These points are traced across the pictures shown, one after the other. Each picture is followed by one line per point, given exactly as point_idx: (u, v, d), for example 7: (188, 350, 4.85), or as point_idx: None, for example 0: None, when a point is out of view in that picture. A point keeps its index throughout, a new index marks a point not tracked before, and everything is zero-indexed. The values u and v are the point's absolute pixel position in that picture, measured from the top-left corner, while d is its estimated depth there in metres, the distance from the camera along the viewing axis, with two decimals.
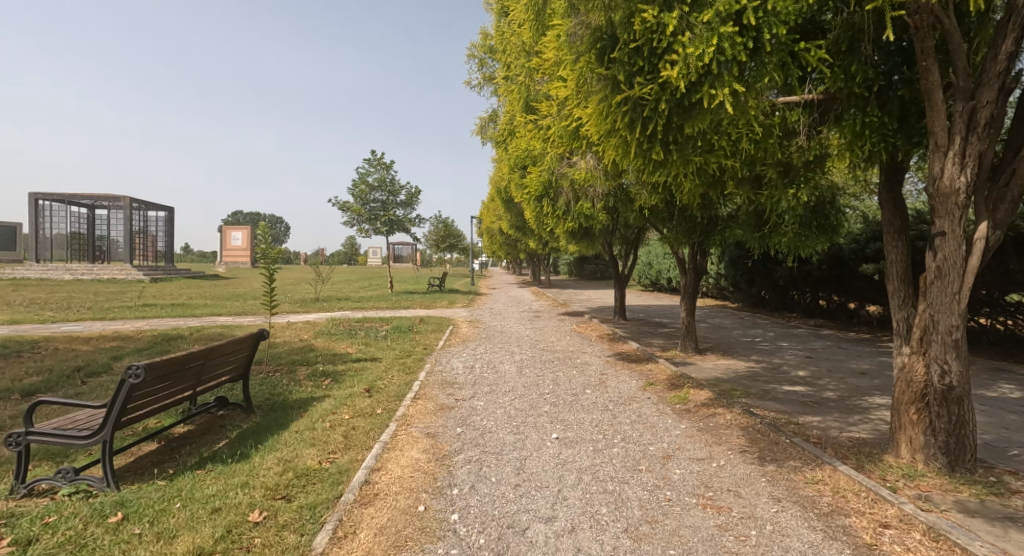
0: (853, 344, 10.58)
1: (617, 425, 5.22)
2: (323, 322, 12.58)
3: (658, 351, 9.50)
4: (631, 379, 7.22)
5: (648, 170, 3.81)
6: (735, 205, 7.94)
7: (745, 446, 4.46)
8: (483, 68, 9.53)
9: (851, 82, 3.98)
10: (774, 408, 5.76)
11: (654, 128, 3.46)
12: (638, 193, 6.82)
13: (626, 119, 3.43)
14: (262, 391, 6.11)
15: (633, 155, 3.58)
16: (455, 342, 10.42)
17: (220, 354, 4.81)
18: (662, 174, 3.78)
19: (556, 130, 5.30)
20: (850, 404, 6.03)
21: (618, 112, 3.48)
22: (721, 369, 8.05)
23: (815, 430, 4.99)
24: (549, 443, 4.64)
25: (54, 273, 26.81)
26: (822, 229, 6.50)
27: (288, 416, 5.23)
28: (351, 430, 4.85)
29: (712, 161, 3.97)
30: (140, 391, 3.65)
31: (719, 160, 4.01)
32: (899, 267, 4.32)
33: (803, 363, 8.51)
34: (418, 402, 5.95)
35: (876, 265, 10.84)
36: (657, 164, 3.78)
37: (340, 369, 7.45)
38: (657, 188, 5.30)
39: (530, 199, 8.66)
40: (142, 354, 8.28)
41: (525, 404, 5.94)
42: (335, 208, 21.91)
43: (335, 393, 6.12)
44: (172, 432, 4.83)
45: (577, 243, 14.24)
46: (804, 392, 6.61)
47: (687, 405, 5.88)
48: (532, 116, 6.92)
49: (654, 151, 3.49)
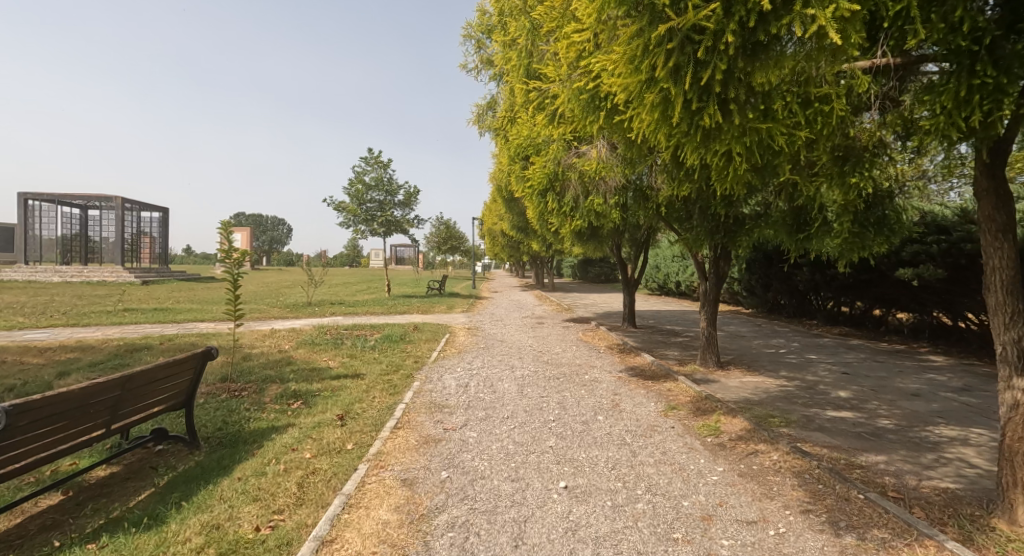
0: (889, 357, 9.59)
1: (639, 467, 4.25)
2: (310, 331, 11.62)
3: (676, 365, 8.52)
4: (649, 402, 6.25)
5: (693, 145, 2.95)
6: (767, 199, 6.97)
7: (807, 505, 3.49)
8: (480, 49, 8.64)
9: (953, 34, 3.04)
10: (826, 444, 4.77)
11: (710, 77, 2.64)
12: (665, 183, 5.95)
13: (670, 61, 2.60)
14: (215, 419, 5.16)
15: (676, 118, 2.74)
16: (450, 354, 9.46)
17: (150, 380, 3.89)
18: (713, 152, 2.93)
19: (570, 106, 4.46)
20: (914, 436, 5.05)
21: (659, 55, 2.65)
22: (749, 389, 7.06)
23: (887, 476, 4.00)
24: (555, 496, 3.68)
25: (42, 275, 25.98)
26: (880, 227, 5.48)
27: (236, 455, 4.27)
28: (308, 476, 3.90)
29: (774, 141, 3.10)
30: (6, 440, 2.72)
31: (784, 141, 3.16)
32: (1004, 275, 3.34)
33: (840, 380, 7.55)
34: (399, 433, 5.01)
35: (914, 270, 9.86)
36: (706, 135, 2.93)
37: (314, 389, 6.51)
38: (688, 177, 4.45)
39: (532, 195, 7.76)
40: (94, 368, 7.35)
41: (526, 436, 4.98)
42: (330, 207, 21.05)
43: (301, 422, 5.18)
44: (86, 479, 3.88)
45: (583, 245, 13.33)
46: (854, 420, 5.62)
47: (719, 439, 4.90)
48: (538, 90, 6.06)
49: (709, 110, 2.67)
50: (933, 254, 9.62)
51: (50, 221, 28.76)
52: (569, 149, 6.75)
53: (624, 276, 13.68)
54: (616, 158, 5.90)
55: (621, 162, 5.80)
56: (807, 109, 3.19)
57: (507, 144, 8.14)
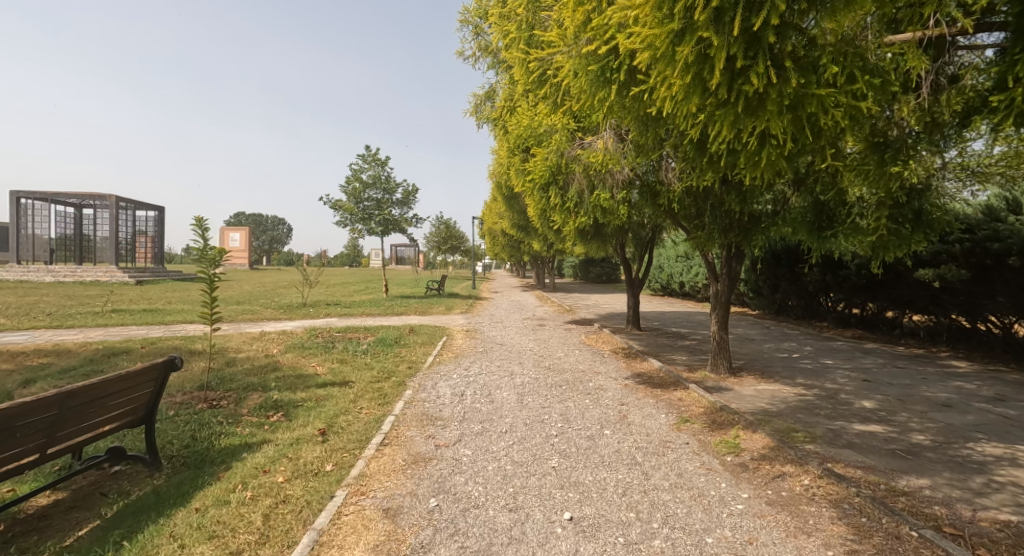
0: (909, 362, 9.10)
1: (653, 493, 3.76)
2: (301, 333, 11.15)
3: (685, 371, 8.03)
4: (659, 414, 5.77)
5: (726, 124, 2.81)
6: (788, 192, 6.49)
7: (852, 544, 2.99)
8: (478, 36, 8.18)
9: None
10: (860, 464, 4.27)
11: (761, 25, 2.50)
12: (682, 173, 5.55)
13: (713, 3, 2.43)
14: (182, 434, 4.67)
15: (717, 72, 2.58)
16: (446, 359, 8.98)
17: (98, 395, 3.42)
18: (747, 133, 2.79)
19: (583, 87, 4.17)
20: (956, 454, 4.55)
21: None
22: (765, 398, 6.57)
23: (936, 505, 3.51)
24: (559, 531, 3.19)
25: (34, 275, 25.53)
26: (917, 225, 4.94)
27: (198, 480, 3.77)
28: (278, 506, 3.41)
29: (817, 125, 2.91)
30: None
31: (827, 130, 2.94)
32: None
33: (862, 388, 7.05)
34: (385, 450, 4.53)
35: (935, 271, 9.40)
36: (744, 108, 2.77)
37: (298, 398, 6.04)
38: (709, 166, 4.07)
39: (534, 189, 7.25)
40: (63, 376, 6.86)
41: (526, 455, 4.49)
42: (326, 206, 20.59)
43: (278, 438, 4.71)
44: (23, 509, 3.40)
45: (586, 245, 12.85)
46: (886, 435, 5.13)
47: (741, 458, 4.41)
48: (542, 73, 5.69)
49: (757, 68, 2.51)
50: (956, 253, 9.17)
51: (43, 221, 28.37)
52: (572, 141, 6.35)
53: (628, 277, 13.19)
54: (629, 147, 5.54)
55: (635, 151, 5.42)
56: (853, 90, 2.96)
57: (506, 136, 7.67)
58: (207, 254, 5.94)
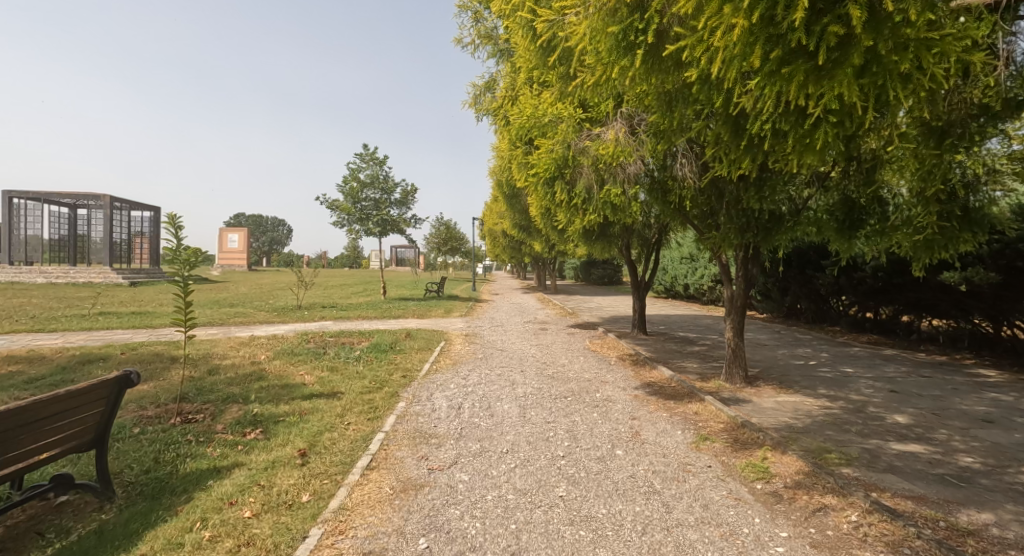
0: (934, 370, 8.59)
1: (677, 531, 3.25)
2: (292, 338, 10.66)
3: (698, 381, 7.52)
4: (674, 431, 5.25)
5: (791, 89, 2.59)
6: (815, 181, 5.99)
7: None
8: (478, 22, 7.71)
9: None
10: (910, 494, 3.76)
11: None
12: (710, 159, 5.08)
13: None
14: (144, 456, 4.17)
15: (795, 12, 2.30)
16: (443, 367, 8.47)
17: (31, 418, 2.91)
18: (811, 101, 2.59)
19: (602, 62, 3.81)
20: (1016, 482, 4.03)
21: None
22: (788, 412, 6.05)
23: (1013, 549, 2.99)
24: None
25: (26, 276, 25.08)
26: (965, 223, 4.39)
27: (151, 516, 3.25)
28: (240, 548, 2.91)
29: (885, 95, 2.69)
30: None
31: (895, 102, 2.72)
32: None
33: (891, 401, 6.54)
34: (372, 476, 4.03)
35: (961, 273, 8.91)
36: (809, 72, 2.55)
37: (281, 411, 5.55)
38: (745, 150, 3.66)
39: (537, 184, 6.73)
40: (28, 386, 6.35)
41: (530, 482, 3.98)
42: (323, 206, 20.12)
43: (251, 460, 4.19)
44: None
45: (590, 246, 12.35)
46: (930, 456, 4.61)
47: (773, 486, 3.89)
48: (550, 53, 5.25)
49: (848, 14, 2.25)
50: (983, 255, 8.69)
51: (35, 220, 27.93)
52: (580, 132, 5.87)
53: (633, 279, 12.68)
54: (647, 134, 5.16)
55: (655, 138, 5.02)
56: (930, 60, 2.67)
57: (507, 128, 7.15)
58: (180, 255, 5.47)
